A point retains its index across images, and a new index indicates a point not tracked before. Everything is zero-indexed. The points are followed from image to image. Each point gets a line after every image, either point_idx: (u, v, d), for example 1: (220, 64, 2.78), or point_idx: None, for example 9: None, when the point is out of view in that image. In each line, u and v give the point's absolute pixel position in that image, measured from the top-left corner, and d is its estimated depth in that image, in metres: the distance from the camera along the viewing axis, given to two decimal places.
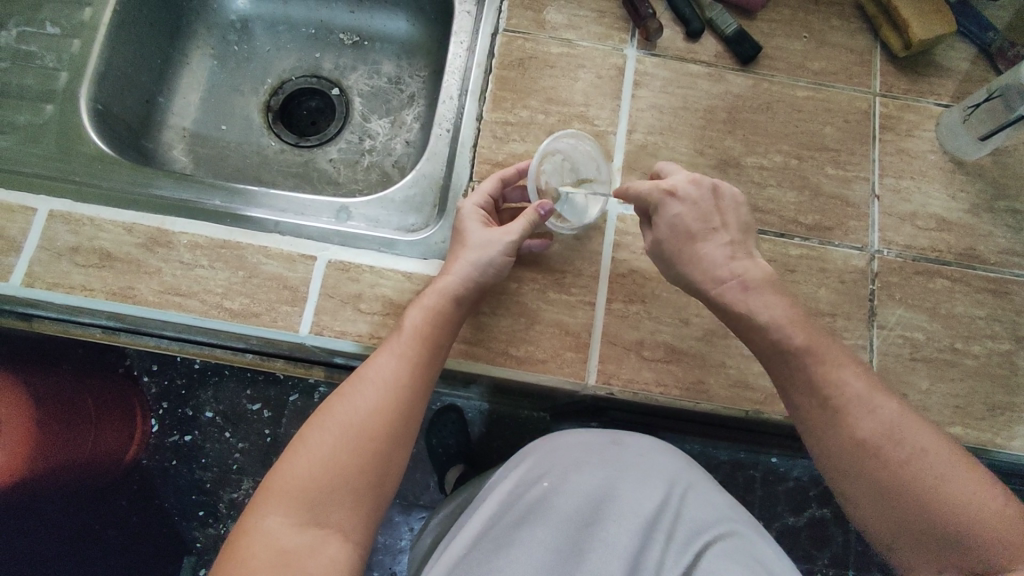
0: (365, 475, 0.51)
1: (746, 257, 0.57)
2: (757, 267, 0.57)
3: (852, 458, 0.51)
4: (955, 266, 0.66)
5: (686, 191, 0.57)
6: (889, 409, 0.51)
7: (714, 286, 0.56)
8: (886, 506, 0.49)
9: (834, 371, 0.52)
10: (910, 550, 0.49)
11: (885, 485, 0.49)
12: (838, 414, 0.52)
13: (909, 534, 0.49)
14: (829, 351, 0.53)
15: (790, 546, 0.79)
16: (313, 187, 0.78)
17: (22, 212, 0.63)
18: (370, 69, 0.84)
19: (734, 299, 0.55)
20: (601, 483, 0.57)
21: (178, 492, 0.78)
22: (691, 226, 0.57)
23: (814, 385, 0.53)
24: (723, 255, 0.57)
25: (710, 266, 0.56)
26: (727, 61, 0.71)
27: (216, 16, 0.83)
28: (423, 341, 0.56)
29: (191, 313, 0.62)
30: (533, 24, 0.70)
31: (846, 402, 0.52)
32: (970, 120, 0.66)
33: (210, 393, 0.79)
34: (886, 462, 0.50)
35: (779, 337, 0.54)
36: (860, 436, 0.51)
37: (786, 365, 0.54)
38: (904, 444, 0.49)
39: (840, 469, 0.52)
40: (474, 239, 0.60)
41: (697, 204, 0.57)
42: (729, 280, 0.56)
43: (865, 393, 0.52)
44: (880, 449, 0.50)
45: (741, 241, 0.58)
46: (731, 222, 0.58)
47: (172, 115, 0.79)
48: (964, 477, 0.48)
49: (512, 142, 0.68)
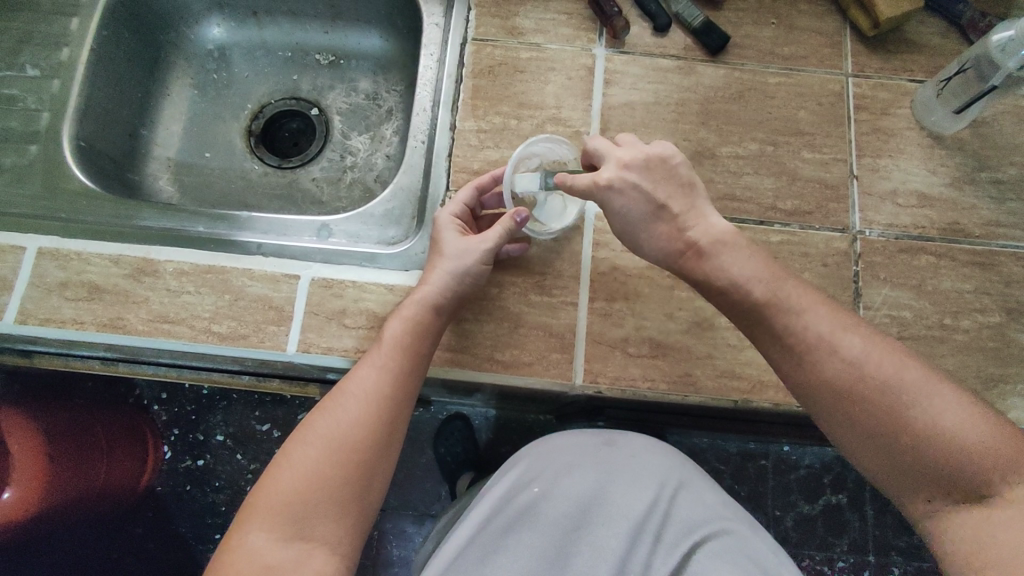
0: (351, 490, 0.52)
1: (696, 221, 0.56)
2: (712, 228, 0.56)
3: (829, 401, 0.51)
4: (939, 241, 0.65)
5: (624, 180, 0.56)
6: (857, 347, 0.51)
7: (676, 261, 0.57)
8: (872, 442, 0.50)
9: (799, 320, 0.52)
10: (903, 485, 0.49)
11: (866, 425, 0.50)
12: (808, 362, 0.52)
13: (898, 469, 0.49)
14: (790, 298, 0.53)
15: (806, 534, 0.78)
16: (299, 208, 0.79)
17: (12, 252, 0.64)
18: (348, 87, 0.85)
19: (696, 267, 0.56)
20: (590, 486, 0.58)
21: (193, 517, 0.79)
22: (641, 211, 0.56)
23: (779, 338, 0.53)
24: (672, 229, 0.56)
25: (666, 243, 0.57)
26: (696, 53, 0.71)
27: (193, 47, 0.84)
28: (404, 354, 0.56)
29: (180, 339, 0.63)
30: (500, 31, 0.71)
31: (812, 347, 0.52)
32: (944, 94, 0.66)
33: (219, 416, 0.80)
34: (856, 399, 0.50)
35: (741, 295, 0.54)
36: (831, 380, 0.51)
37: (752, 323, 0.54)
38: (874, 380, 0.50)
39: (820, 413, 0.52)
40: (450, 248, 0.60)
41: (638, 186, 0.56)
42: (686, 253, 0.56)
43: (831, 335, 0.52)
44: (850, 389, 0.50)
45: (687, 205, 0.57)
46: (674, 190, 0.56)
47: (156, 146, 0.81)
48: (947, 408, 0.48)
49: (487, 149, 0.68)
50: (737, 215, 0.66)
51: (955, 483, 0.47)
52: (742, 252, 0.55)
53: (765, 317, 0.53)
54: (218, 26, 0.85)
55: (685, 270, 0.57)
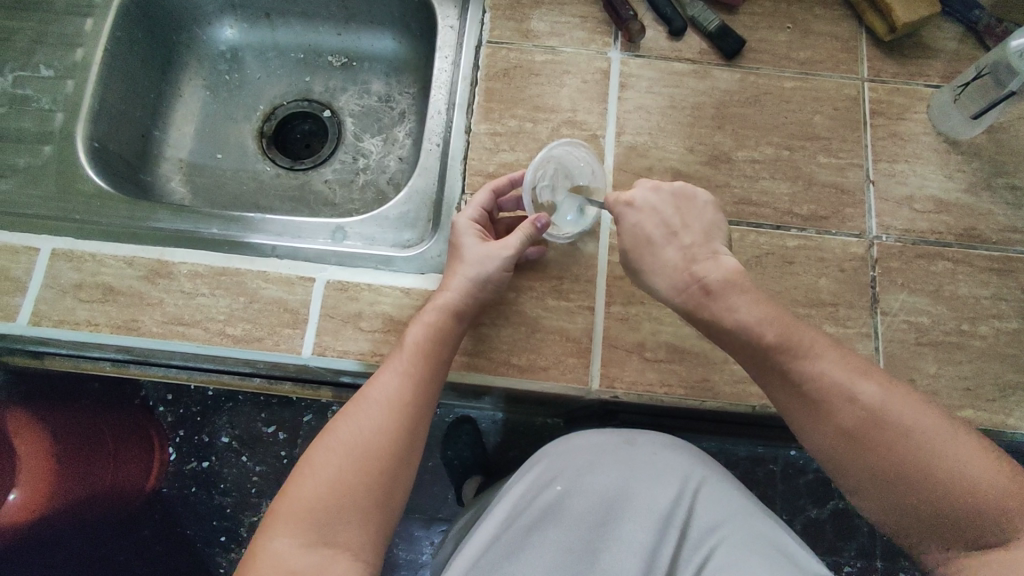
0: (373, 495, 0.51)
1: (708, 258, 0.57)
2: (721, 267, 0.56)
3: (842, 448, 0.50)
4: (956, 247, 0.65)
5: (645, 200, 0.58)
6: (873, 393, 0.50)
7: (678, 296, 0.56)
8: (887, 488, 0.49)
9: (810, 364, 0.52)
10: (914, 528, 0.49)
11: (877, 470, 0.49)
12: (821, 407, 0.51)
13: (912, 513, 0.48)
14: (801, 343, 0.52)
15: (815, 539, 0.77)
16: (311, 210, 0.79)
17: (26, 253, 0.64)
18: (360, 89, 0.85)
19: (699, 304, 0.55)
20: (612, 484, 0.58)
21: (200, 520, 0.78)
22: (651, 233, 0.57)
23: (791, 380, 0.52)
24: (681, 257, 0.57)
25: (673, 272, 0.56)
26: (712, 57, 0.71)
27: (205, 47, 0.84)
28: (425, 358, 0.56)
29: (195, 341, 0.62)
30: (516, 34, 0.71)
31: (825, 393, 0.51)
32: (961, 99, 0.65)
33: (224, 418, 0.79)
34: (872, 447, 0.49)
35: (750, 337, 0.53)
36: (846, 426, 0.50)
37: (763, 366, 0.53)
38: (891, 426, 0.49)
39: (833, 460, 0.51)
40: (471, 255, 0.60)
41: (656, 210, 0.58)
42: (691, 286, 0.56)
43: (846, 380, 0.51)
44: (867, 436, 0.49)
45: (702, 242, 0.58)
46: (692, 224, 0.58)
47: (168, 147, 0.80)
48: (956, 448, 0.48)
49: (502, 152, 0.68)
50: (754, 219, 0.66)
51: (965, 526, 0.46)
52: (746, 293, 0.55)
53: (776, 346, 0.52)
54: (230, 28, 0.84)
55: (685, 308, 0.56)
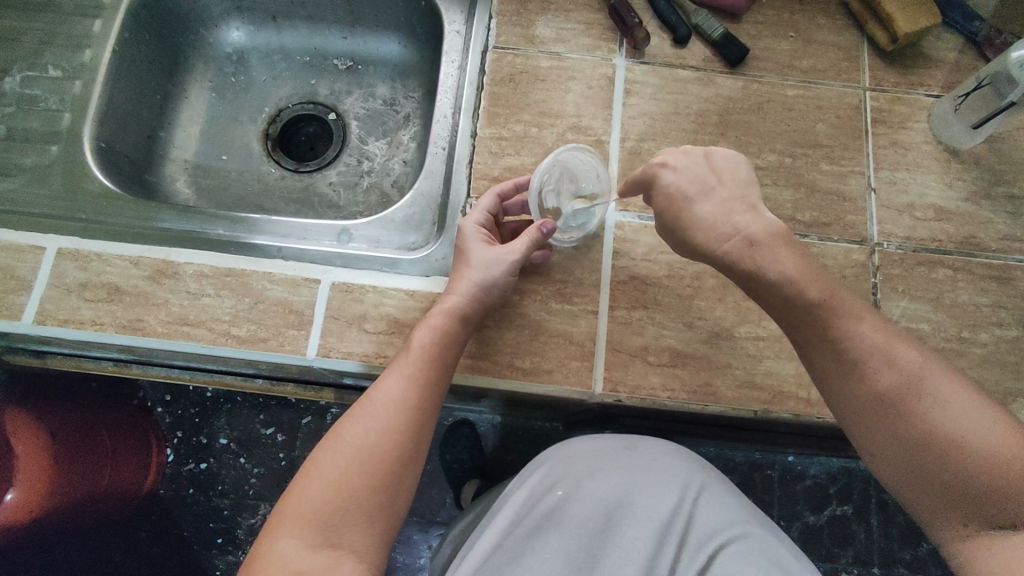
0: (377, 498, 0.52)
1: (748, 211, 0.54)
2: (762, 222, 0.54)
3: (871, 411, 0.50)
4: (956, 254, 0.66)
5: (679, 162, 0.57)
6: (910, 358, 0.50)
7: (717, 248, 0.54)
8: (912, 460, 0.48)
9: (851, 324, 0.51)
10: (932, 503, 0.48)
11: (906, 437, 0.49)
12: (857, 366, 0.50)
13: (934, 489, 0.48)
14: (845, 301, 0.52)
15: (812, 544, 0.78)
16: (315, 212, 0.79)
17: (31, 252, 0.64)
18: (366, 92, 0.85)
19: (741, 256, 0.53)
20: (614, 490, 0.58)
21: (197, 522, 0.79)
22: (686, 190, 0.56)
23: (828, 337, 0.51)
24: (720, 212, 0.54)
25: (711, 225, 0.54)
26: (716, 65, 0.71)
27: (212, 50, 0.85)
28: (431, 362, 0.57)
29: (199, 341, 0.62)
30: (522, 40, 0.72)
31: (866, 353, 0.50)
32: (961, 108, 0.66)
33: (224, 420, 0.80)
34: (903, 414, 0.49)
35: (792, 293, 0.51)
36: (879, 388, 0.50)
37: (803, 323, 0.52)
38: (923, 395, 0.49)
39: (860, 423, 0.51)
40: (477, 258, 0.61)
41: (692, 169, 0.57)
42: (734, 236, 0.53)
43: (886, 343, 0.50)
44: (899, 401, 0.49)
45: (741, 196, 0.55)
46: (729, 181, 0.56)
47: (173, 148, 0.81)
48: (987, 426, 0.47)
49: (507, 156, 0.68)
50: None
51: (990, 506, 0.46)
52: (789, 247, 0.53)
53: (817, 302, 0.51)
54: (237, 30, 0.85)
55: (724, 260, 0.54)
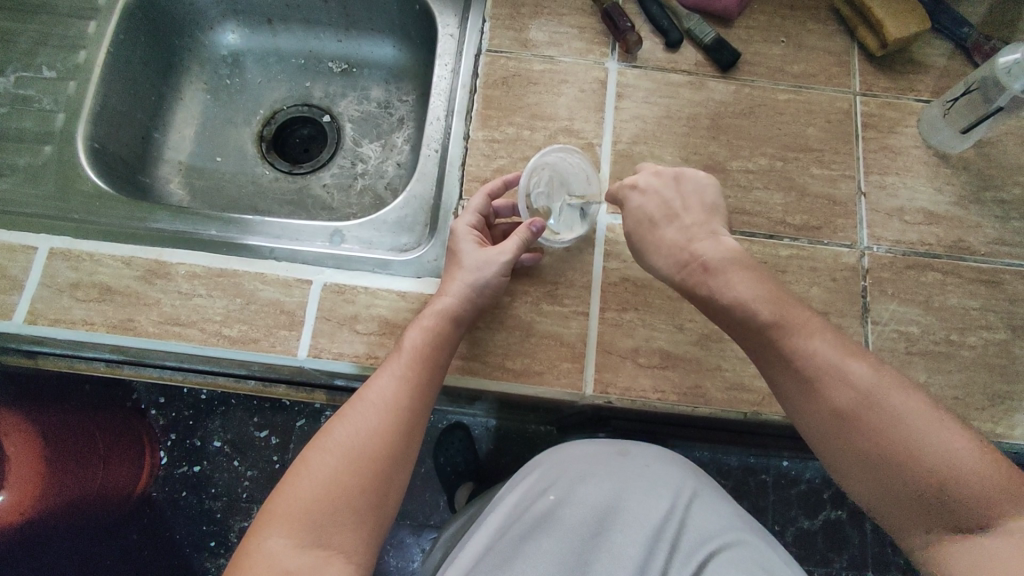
0: (367, 499, 0.51)
1: (708, 237, 0.58)
2: (719, 247, 0.57)
3: (831, 429, 0.49)
4: (946, 258, 0.66)
5: (647, 184, 0.60)
6: (867, 374, 0.49)
7: (677, 274, 0.57)
8: (874, 471, 0.47)
9: (807, 343, 0.51)
10: (894, 510, 0.47)
11: (864, 451, 0.48)
12: (816, 386, 0.50)
13: (897, 498, 0.46)
14: (799, 322, 0.52)
15: (806, 549, 0.78)
16: (308, 213, 0.80)
17: (23, 252, 0.64)
18: (359, 95, 0.85)
19: (699, 283, 0.56)
20: (606, 494, 0.58)
21: (188, 523, 0.80)
22: (653, 214, 0.59)
23: (785, 357, 0.51)
24: (681, 237, 0.58)
25: (672, 251, 0.58)
26: (707, 69, 0.72)
27: (207, 52, 0.85)
28: (421, 364, 0.56)
29: (190, 342, 0.62)
30: (515, 43, 0.72)
31: (821, 373, 0.50)
32: (950, 113, 0.67)
33: (217, 422, 0.82)
34: (862, 429, 0.48)
35: (749, 313, 0.53)
36: (836, 406, 0.49)
37: (763, 345, 0.53)
38: (882, 409, 0.48)
39: (821, 439, 0.50)
40: (469, 260, 0.61)
41: (659, 192, 0.60)
42: (691, 263, 0.57)
43: (840, 361, 0.50)
44: (858, 417, 0.48)
45: (703, 222, 0.59)
46: (693, 206, 0.59)
47: (168, 150, 0.81)
48: (942, 434, 0.46)
49: (499, 159, 0.69)
50: (747, 228, 0.67)
51: (949, 510, 0.44)
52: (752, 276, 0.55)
53: (772, 323, 0.52)
54: (233, 33, 0.85)
55: (684, 285, 0.57)
